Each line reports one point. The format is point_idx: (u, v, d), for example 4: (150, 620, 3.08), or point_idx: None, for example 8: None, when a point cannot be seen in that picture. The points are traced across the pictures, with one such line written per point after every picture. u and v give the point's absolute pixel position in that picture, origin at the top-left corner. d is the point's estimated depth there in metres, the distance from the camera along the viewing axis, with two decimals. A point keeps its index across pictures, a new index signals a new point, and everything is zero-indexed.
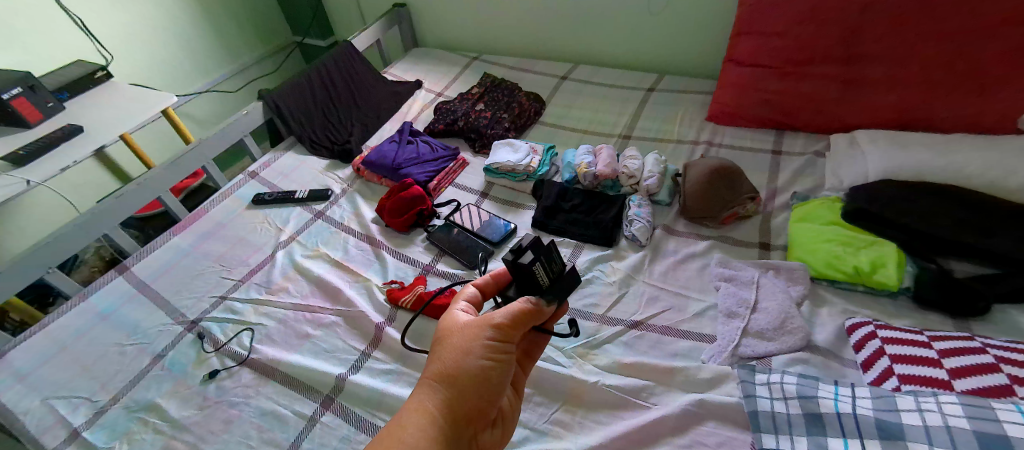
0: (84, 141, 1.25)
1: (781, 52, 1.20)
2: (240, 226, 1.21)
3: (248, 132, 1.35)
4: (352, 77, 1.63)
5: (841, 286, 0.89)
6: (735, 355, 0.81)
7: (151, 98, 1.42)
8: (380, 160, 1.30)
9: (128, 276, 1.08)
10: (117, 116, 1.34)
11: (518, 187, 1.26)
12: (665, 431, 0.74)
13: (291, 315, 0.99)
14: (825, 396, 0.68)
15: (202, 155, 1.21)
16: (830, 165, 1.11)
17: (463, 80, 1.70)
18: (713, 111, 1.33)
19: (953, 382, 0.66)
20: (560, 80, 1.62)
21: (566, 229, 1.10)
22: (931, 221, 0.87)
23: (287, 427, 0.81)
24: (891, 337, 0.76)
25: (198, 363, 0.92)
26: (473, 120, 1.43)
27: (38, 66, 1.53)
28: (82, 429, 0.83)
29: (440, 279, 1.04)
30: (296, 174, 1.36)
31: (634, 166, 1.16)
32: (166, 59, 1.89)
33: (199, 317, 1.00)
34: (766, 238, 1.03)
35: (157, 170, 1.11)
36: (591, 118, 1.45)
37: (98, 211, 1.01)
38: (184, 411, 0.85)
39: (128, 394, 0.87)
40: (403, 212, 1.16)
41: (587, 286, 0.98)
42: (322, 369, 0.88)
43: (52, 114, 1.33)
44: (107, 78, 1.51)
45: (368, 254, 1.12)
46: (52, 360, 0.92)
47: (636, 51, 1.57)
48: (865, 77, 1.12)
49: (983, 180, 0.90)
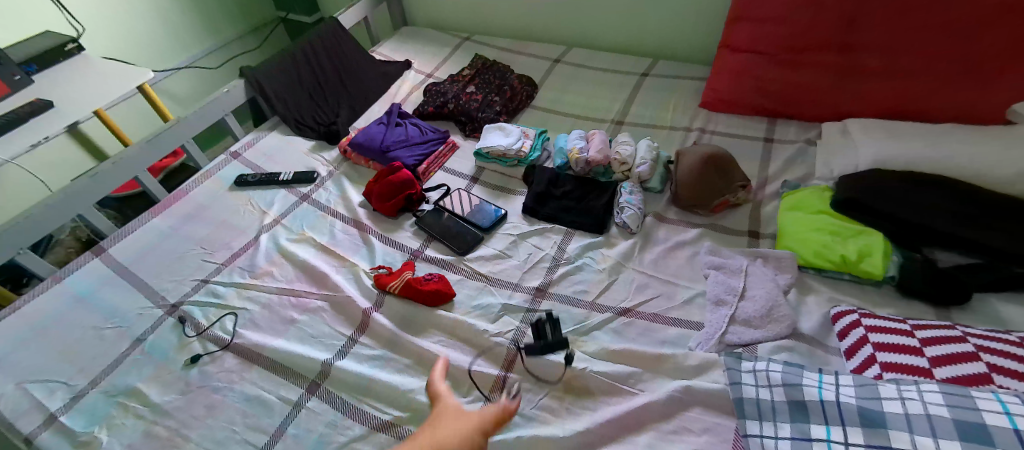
0: (55, 117, 1.19)
1: (778, 39, 1.19)
2: (222, 209, 1.17)
3: (230, 110, 1.30)
4: (337, 55, 1.57)
5: (828, 275, 0.90)
6: (722, 343, 0.82)
7: (127, 72, 1.35)
8: (368, 142, 1.27)
9: (105, 258, 1.05)
10: (90, 92, 1.28)
11: (509, 173, 1.25)
12: (650, 418, 0.74)
13: (276, 299, 0.97)
14: (810, 384, 0.68)
15: (182, 134, 1.17)
16: (821, 155, 1.12)
17: (454, 62, 1.67)
18: (707, 98, 1.32)
19: (935, 370, 0.68)
20: (553, 63, 1.60)
21: (557, 216, 1.09)
22: (919, 212, 0.88)
23: (272, 412, 0.80)
24: (874, 326, 0.77)
25: (180, 348, 0.90)
26: (464, 103, 1.40)
27: (5, 37, 1.46)
28: (59, 414, 0.80)
29: (429, 265, 1.03)
30: (281, 156, 1.33)
31: (626, 152, 1.15)
32: (144, 32, 1.81)
33: (180, 300, 0.98)
34: (755, 226, 1.03)
35: (134, 149, 1.07)
36: (584, 102, 1.44)
37: (73, 191, 0.97)
38: (166, 396, 0.83)
39: (107, 379, 0.85)
40: (391, 196, 1.14)
41: (577, 272, 0.98)
42: (308, 355, 0.86)
43: (20, 88, 1.27)
44: (79, 51, 1.44)
45: (355, 238, 1.10)
46: (27, 344, 0.89)
47: (630, 35, 1.55)
48: (859, 66, 1.12)
49: (971, 171, 0.91)
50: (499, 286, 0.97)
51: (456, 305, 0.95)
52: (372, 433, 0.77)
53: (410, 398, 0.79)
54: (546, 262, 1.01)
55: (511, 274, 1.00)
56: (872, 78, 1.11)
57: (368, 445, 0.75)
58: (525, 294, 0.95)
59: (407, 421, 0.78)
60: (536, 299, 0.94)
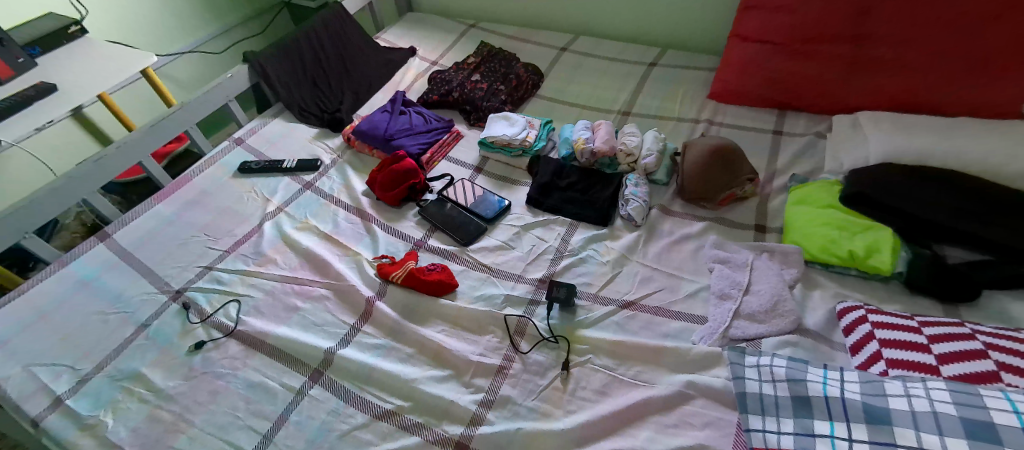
0: (58, 101, 1.19)
1: (790, 29, 1.17)
2: (226, 195, 1.17)
3: (233, 96, 1.29)
4: (341, 41, 1.56)
5: (834, 270, 0.89)
6: (725, 337, 0.82)
7: (130, 56, 1.35)
8: (371, 130, 1.26)
9: (110, 243, 1.05)
10: (92, 76, 1.27)
11: (513, 163, 1.24)
12: (652, 410, 0.74)
13: (278, 286, 0.97)
14: (814, 380, 0.68)
15: (185, 119, 1.16)
16: (830, 149, 1.10)
17: (459, 49, 1.65)
18: (715, 89, 1.30)
19: (941, 368, 0.67)
20: (559, 51, 1.57)
21: (561, 207, 1.08)
22: (929, 207, 0.87)
23: (275, 399, 0.80)
24: (881, 322, 0.76)
25: (184, 334, 0.90)
26: (468, 91, 1.39)
27: (9, 19, 1.45)
28: (65, 398, 0.81)
29: (432, 255, 1.03)
30: (284, 143, 1.32)
31: (632, 143, 1.13)
32: (147, 16, 1.80)
33: (184, 287, 0.98)
34: (762, 220, 1.02)
35: (137, 134, 1.06)
36: (590, 92, 1.42)
37: (77, 175, 0.97)
38: (170, 381, 0.83)
39: (112, 363, 0.86)
40: (394, 185, 1.14)
41: (580, 264, 0.97)
42: (312, 342, 0.87)
43: (23, 71, 1.26)
44: (82, 34, 1.43)
45: (358, 227, 1.10)
46: (33, 328, 0.90)
47: (638, 24, 1.53)
48: (872, 58, 1.10)
49: (984, 167, 0.89)
50: (502, 277, 0.97)
51: (458, 295, 0.94)
52: (374, 422, 0.77)
53: (412, 387, 0.80)
54: (549, 253, 1.01)
55: (514, 265, 0.99)
56: (883, 70, 1.09)
57: (369, 433, 0.76)
58: (528, 285, 0.95)
59: (409, 409, 0.78)
60: (538, 290, 0.94)
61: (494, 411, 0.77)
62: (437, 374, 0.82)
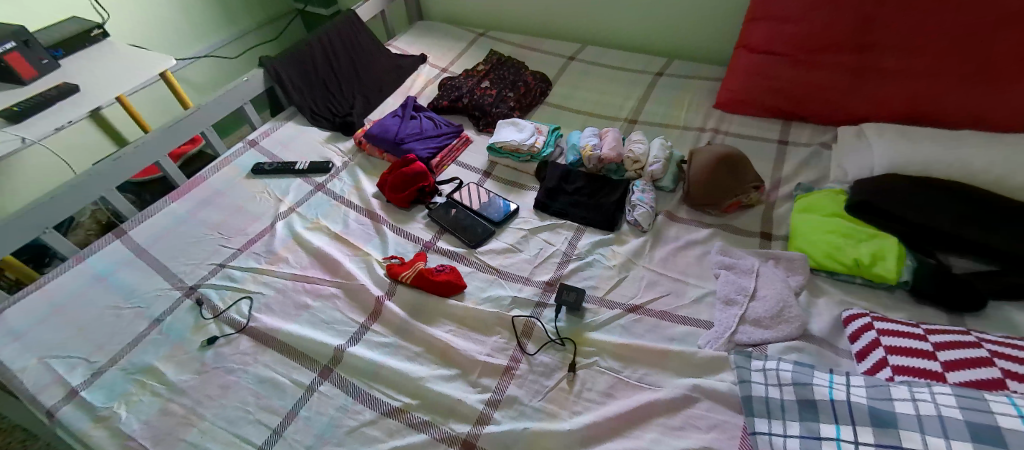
0: (79, 101, 1.22)
1: (796, 38, 1.19)
2: (239, 195, 1.19)
3: (248, 100, 1.32)
4: (353, 47, 1.59)
5: (839, 278, 0.90)
6: (730, 341, 0.82)
7: (149, 59, 1.38)
8: (382, 134, 1.28)
9: (125, 240, 1.07)
10: (111, 78, 1.30)
11: (521, 168, 1.25)
12: (658, 411, 0.75)
13: (289, 285, 0.99)
14: (820, 383, 0.69)
15: (201, 121, 1.18)
16: (835, 159, 1.11)
17: (468, 57, 1.68)
18: (721, 98, 1.32)
19: (947, 374, 0.68)
20: (567, 60, 1.60)
21: (568, 211, 1.10)
22: (934, 216, 0.88)
23: (285, 394, 0.82)
24: (886, 329, 0.76)
25: (197, 329, 0.92)
26: (478, 97, 1.41)
27: (32, 22, 1.49)
28: (79, 389, 0.82)
29: (441, 256, 1.04)
30: (296, 145, 1.34)
31: (639, 150, 1.15)
32: (164, 20, 1.84)
33: (197, 283, 1.00)
34: (768, 228, 1.03)
35: (154, 135, 1.09)
36: (598, 99, 1.44)
37: (96, 173, 0.99)
38: (182, 375, 0.85)
39: (126, 356, 0.87)
40: (404, 187, 1.15)
41: (587, 268, 0.98)
42: (321, 340, 0.88)
43: (47, 72, 1.30)
44: (104, 37, 1.47)
45: (368, 228, 1.12)
46: (49, 321, 0.91)
47: (645, 35, 1.56)
48: (876, 68, 1.11)
49: (990, 177, 0.90)
50: (509, 278, 0.98)
51: (466, 296, 0.96)
52: (382, 419, 0.78)
53: (419, 385, 0.81)
54: (556, 257, 1.02)
55: (521, 268, 1.00)
56: (887, 78, 1.11)
57: (377, 430, 0.77)
58: (535, 287, 0.96)
59: (417, 407, 0.79)
60: (545, 292, 0.95)
61: (501, 411, 0.77)
62: (444, 373, 0.83)
